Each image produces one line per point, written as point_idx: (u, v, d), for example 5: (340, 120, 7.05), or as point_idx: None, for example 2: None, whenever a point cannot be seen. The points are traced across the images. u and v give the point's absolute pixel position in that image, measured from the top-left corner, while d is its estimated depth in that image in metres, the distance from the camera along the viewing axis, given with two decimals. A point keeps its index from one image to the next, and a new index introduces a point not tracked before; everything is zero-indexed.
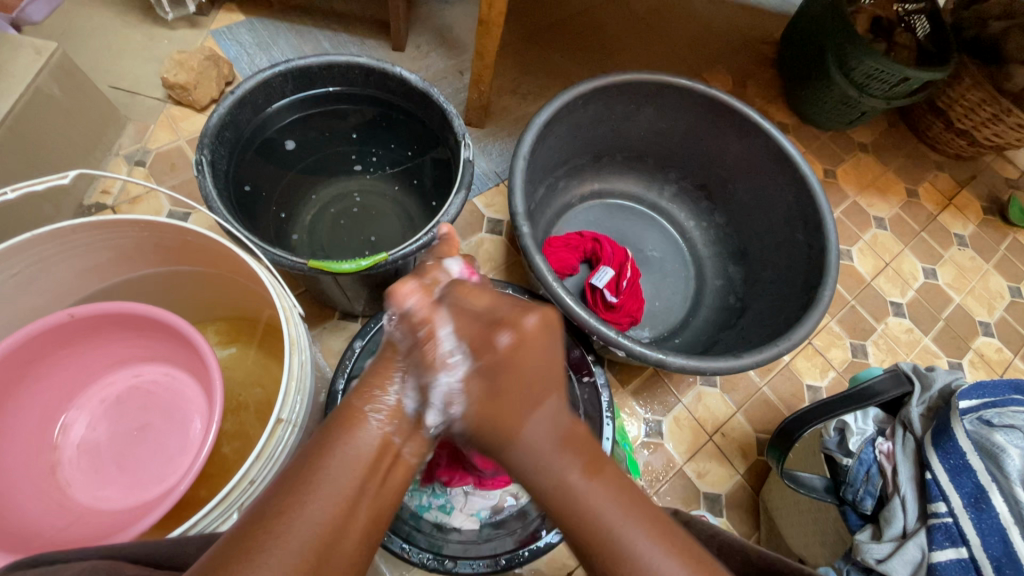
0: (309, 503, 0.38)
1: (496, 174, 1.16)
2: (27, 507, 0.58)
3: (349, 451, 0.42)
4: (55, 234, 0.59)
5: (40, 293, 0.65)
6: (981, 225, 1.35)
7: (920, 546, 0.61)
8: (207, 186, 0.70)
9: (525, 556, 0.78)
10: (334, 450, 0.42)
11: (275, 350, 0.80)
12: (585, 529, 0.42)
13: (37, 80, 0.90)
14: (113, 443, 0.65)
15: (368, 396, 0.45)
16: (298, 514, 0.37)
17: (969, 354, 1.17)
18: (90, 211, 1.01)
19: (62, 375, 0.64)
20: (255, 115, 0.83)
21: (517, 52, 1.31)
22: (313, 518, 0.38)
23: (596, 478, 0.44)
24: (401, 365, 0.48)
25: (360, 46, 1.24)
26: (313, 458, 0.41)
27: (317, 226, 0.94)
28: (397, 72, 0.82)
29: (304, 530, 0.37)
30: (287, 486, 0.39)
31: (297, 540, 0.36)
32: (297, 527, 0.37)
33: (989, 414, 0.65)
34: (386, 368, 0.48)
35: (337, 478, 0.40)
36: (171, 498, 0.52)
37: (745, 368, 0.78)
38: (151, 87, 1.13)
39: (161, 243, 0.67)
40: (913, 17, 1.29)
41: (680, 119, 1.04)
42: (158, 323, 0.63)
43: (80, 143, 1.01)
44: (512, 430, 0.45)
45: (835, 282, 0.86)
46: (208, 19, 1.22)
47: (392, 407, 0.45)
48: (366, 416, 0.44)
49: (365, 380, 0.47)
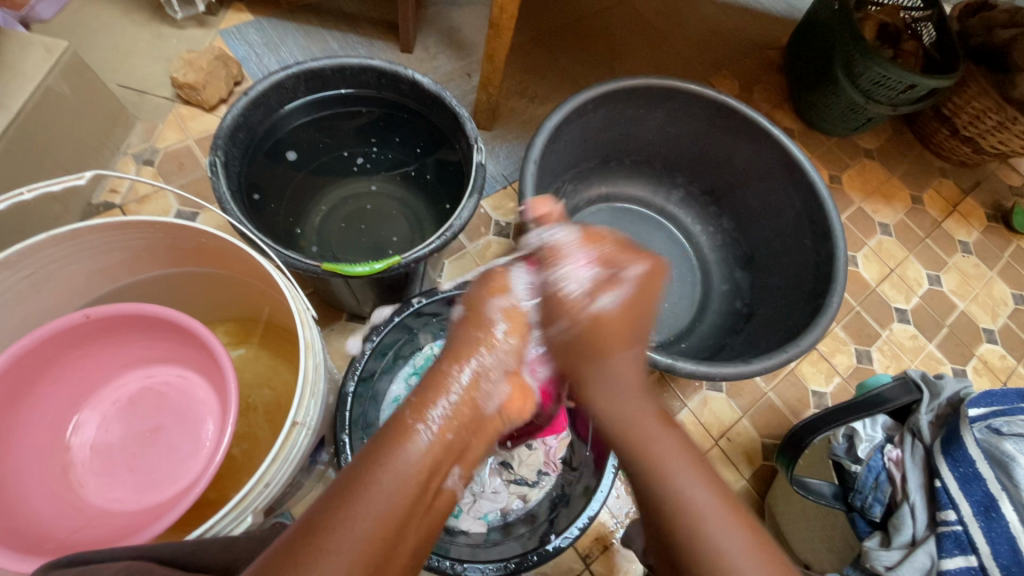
0: (359, 515, 0.39)
1: (504, 177, 1.17)
2: (39, 508, 0.58)
3: (404, 467, 0.43)
4: (69, 235, 0.59)
5: (51, 296, 0.65)
6: (985, 231, 1.35)
7: (929, 554, 0.62)
8: (221, 188, 0.70)
9: (534, 560, 0.76)
10: (390, 465, 0.43)
11: (284, 351, 0.80)
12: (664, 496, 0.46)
13: (48, 78, 0.90)
14: (125, 445, 0.65)
15: (420, 411, 0.47)
16: (350, 520, 0.39)
17: (973, 361, 1.18)
18: (99, 211, 1.01)
19: (75, 373, 0.64)
20: (269, 116, 0.84)
21: (525, 55, 1.31)
22: (364, 530, 0.39)
23: (670, 429, 0.50)
24: (461, 373, 0.50)
25: (369, 48, 1.24)
26: (363, 470, 0.42)
27: (325, 229, 0.94)
28: (409, 74, 0.82)
29: (354, 537, 0.39)
30: (347, 495, 0.40)
31: (347, 546, 0.38)
32: (355, 529, 0.39)
33: (998, 422, 0.66)
34: (441, 380, 0.49)
35: (392, 492, 0.42)
36: (184, 502, 0.52)
37: (754, 374, 0.78)
38: (161, 86, 1.13)
39: (176, 244, 0.67)
40: (920, 25, 1.30)
41: (688, 123, 1.05)
42: (171, 324, 0.63)
43: (89, 142, 1.01)
44: (599, 358, 0.54)
45: (844, 289, 0.85)
46: (217, 19, 1.22)
47: (444, 419, 0.47)
48: (415, 430, 0.45)
49: (420, 392, 0.48)
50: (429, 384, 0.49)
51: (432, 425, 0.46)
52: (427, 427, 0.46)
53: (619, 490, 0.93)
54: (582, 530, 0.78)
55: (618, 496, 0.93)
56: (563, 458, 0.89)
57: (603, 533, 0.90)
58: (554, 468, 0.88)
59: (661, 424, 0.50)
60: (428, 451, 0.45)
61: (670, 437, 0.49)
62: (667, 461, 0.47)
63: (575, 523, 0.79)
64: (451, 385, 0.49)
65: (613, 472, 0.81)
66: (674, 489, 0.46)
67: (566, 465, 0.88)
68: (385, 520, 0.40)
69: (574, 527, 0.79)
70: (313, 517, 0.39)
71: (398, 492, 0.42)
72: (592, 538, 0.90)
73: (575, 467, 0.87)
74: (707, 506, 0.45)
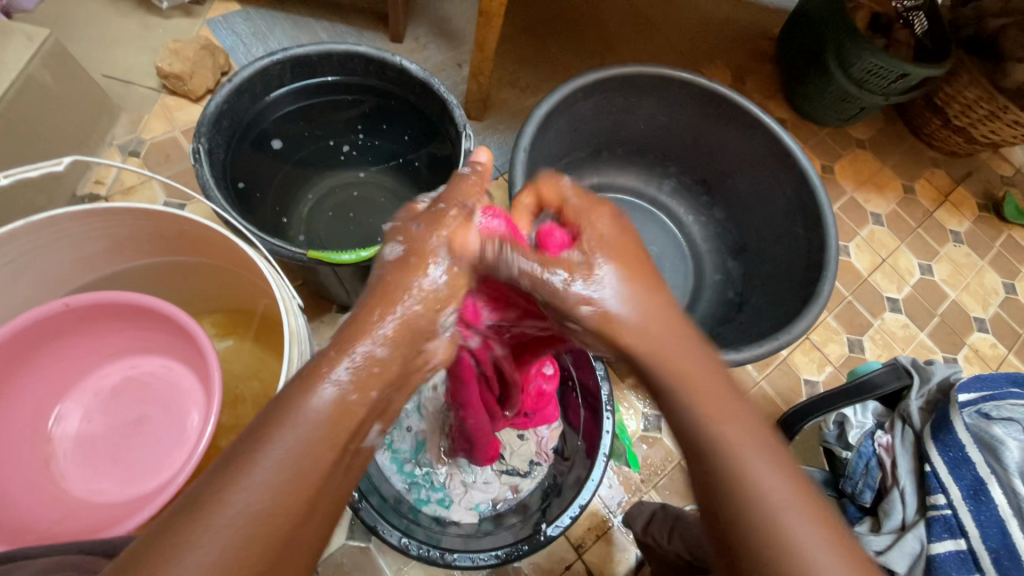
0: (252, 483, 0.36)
1: (495, 168, 1.16)
2: (21, 500, 0.57)
3: (304, 424, 0.38)
4: (48, 222, 0.58)
5: (32, 285, 0.64)
6: (976, 221, 1.35)
7: (919, 538, 0.61)
8: (204, 176, 0.69)
9: (525, 549, 0.76)
10: (291, 423, 0.38)
11: (272, 341, 0.79)
12: (738, 495, 0.40)
13: (29, 66, 0.89)
14: (108, 435, 0.64)
15: (329, 360, 0.41)
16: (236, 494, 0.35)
17: (964, 350, 1.18)
18: (83, 202, 0.99)
19: (57, 364, 0.63)
20: (254, 104, 0.83)
21: (517, 45, 1.30)
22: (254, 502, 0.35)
23: (747, 427, 0.42)
24: (387, 321, 0.42)
25: (358, 37, 1.23)
26: (262, 431, 0.38)
27: (313, 220, 0.93)
28: (396, 61, 0.81)
29: (242, 510, 0.35)
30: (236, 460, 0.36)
31: (229, 522, 0.34)
32: (243, 500, 0.35)
33: (988, 407, 0.66)
34: (366, 323, 0.42)
35: (291, 457, 0.37)
36: (166, 492, 0.51)
37: (745, 362, 0.78)
38: (146, 76, 1.12)
39: (159, 233, 0.66)
40: (911, 14, 1.28)
41: (679, 112, 1.04)
42: (154, 313, 0.62)
43: (73, 132, 0.99)
44: (660, 345, 0.44)
45: (834, 277, 0.85)
46: (203, 8, 1.20)
47: (350, 375, 0.41)
48: (320, 383, 0.40)
49: (337, 339, 0.42)
50: (350, 327, 0.43)
51: (338, 380, 0.40)
52: (333, 379, 0.40)
53: (611, 480, 0.93)
54: (572, 519, 0.78)
55: (610, 486, 0.93)
56: (554, 448, 0.89)
57: (595, 522, 0.90)
58: (546, 457, 0.88)
59: (736, 400, 0.43)
60: (341, 411, 0.40)
61: (747, 425, 0.42)
62: (748, 468, 0.40)
63: (566, 513, 0.78)
64: (379, 331, 0.42)
65: (605, 461, 0.80)
66: (753, 486, 0.39)
67: (557, 455, 0.89)
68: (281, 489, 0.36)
69: (566, 517, 0.78)
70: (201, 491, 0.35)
71: (305, 454, 0.38)
72: (585, 527, 0.90)
73: (567, 457, 0.88)
74: (786, 504, 0.39)
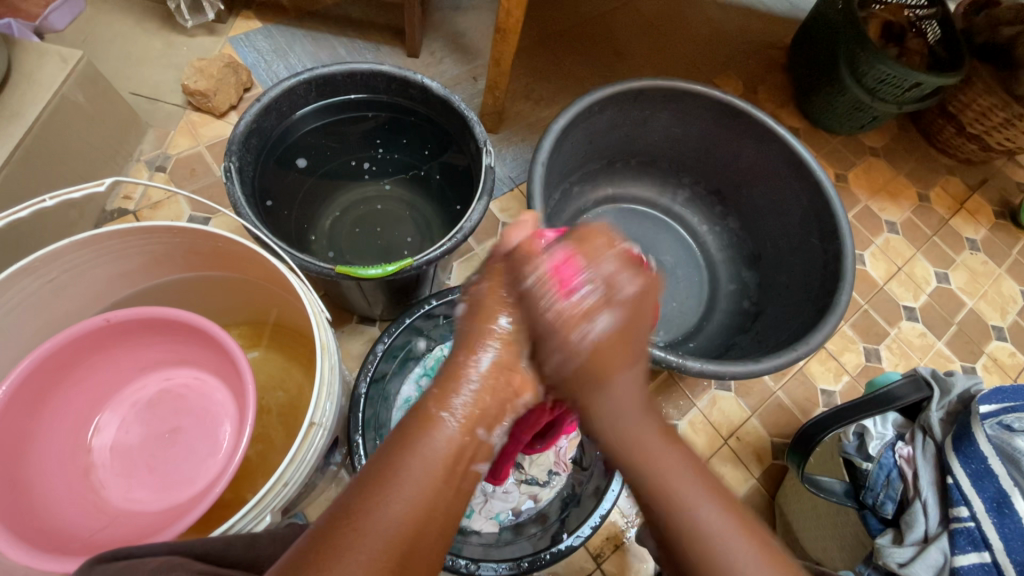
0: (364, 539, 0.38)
1: (510, 180, 1.17)
2: (64, 509, 0.60)
3: (428, 455, 0.43)
4: (89, 241, 0.61)
5: (71, 300, 0.66)
6: (993, 228, 1.35)
7: (943, 550, 0.62)
8: (235, 193, 0.71)
9: (547, 560, 0.77)
10: (415, 450, 0.43)
11: (298, 353, 0.81)
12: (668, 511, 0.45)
13: (63, 87, 0.92)
14: (144, 446, 0.66)
15: (441, 401, 0.46)
16: (373, 525, 0.39)
17: (982, 359, 1.18)
18: (113, 216, 1.02)
19: (96, 376, 0.65)
20: (281, 122, 0.85)
21: (531, 58, 1.32)
22: (394, 522, 0.39)
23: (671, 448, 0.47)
24: (476, 362, 0.47)
25: (376, 53, 1.26)
26: (393, 457, 0.43)
27: (336, 233, 0.95)
28: (419, 80, 0.83)
29: (387, 527, 0.39)
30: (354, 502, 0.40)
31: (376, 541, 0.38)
32: (383, 525, 0.39)
33: (1010, 418, 0.65)
34: (459, 369, 0.47)
35: (419, 483, 0.42)
36: (205, 501, 0.53)
37: (764, 373, 0.78)
38: (172, 94, 1.15)
39: (193, 249, 0.68)
40: (924, 23, 1.31)
41: (693, 124, 1.05)
42: (190, 328, 0.64)
43: (103, 149, 1.02)
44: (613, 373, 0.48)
45: (852, 287, 0.86)
46: (226, 26, 1.24)
47: (461, 410, 0.45)
48: (439, 418, 0.45)
49: (441, 383, 0.47)
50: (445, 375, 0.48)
51: (453, 414, 0.45)
52: (450, 415, 0.45)
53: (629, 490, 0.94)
54: (594, 530, 0.80)
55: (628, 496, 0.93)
56: (573, 458, 0.89)
57: (613, 532, 0.91)
58: (564, 467, 0.88)
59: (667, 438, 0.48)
60: (454, 441, 0.44)
61: (675, 452, 0.47)
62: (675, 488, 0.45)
63: (587, 523, 0.81)
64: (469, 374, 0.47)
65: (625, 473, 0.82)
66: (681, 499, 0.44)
67: (576, 465, 0.89)
68: (416, 506, 0.41)
69: (586, 527, 0.80)
70: (347, 505, 0.40)
71: (426, 474, 0.42)
72: (603, 537, 0.90)
73: (586, 467, 0.88)
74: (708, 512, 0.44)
